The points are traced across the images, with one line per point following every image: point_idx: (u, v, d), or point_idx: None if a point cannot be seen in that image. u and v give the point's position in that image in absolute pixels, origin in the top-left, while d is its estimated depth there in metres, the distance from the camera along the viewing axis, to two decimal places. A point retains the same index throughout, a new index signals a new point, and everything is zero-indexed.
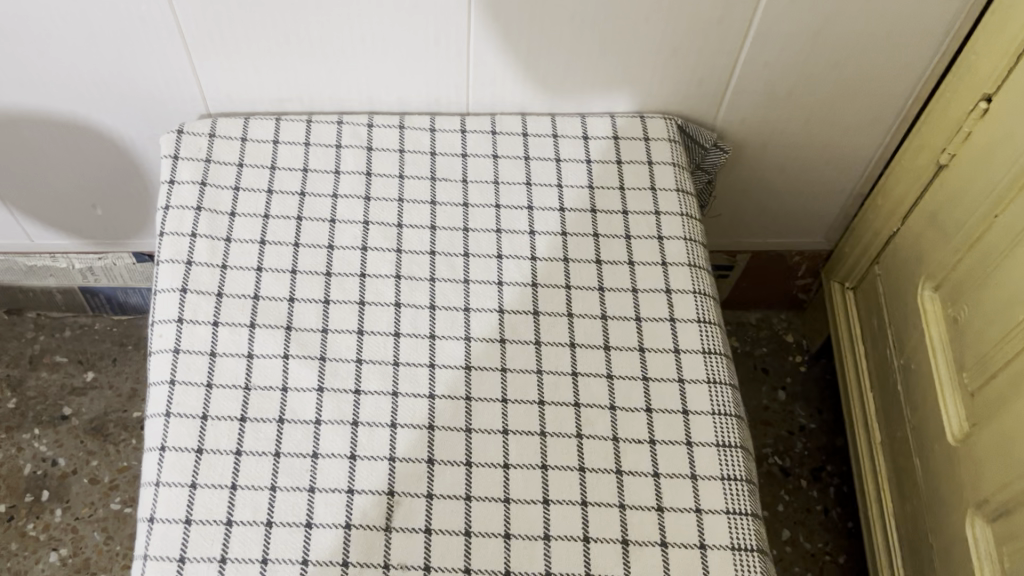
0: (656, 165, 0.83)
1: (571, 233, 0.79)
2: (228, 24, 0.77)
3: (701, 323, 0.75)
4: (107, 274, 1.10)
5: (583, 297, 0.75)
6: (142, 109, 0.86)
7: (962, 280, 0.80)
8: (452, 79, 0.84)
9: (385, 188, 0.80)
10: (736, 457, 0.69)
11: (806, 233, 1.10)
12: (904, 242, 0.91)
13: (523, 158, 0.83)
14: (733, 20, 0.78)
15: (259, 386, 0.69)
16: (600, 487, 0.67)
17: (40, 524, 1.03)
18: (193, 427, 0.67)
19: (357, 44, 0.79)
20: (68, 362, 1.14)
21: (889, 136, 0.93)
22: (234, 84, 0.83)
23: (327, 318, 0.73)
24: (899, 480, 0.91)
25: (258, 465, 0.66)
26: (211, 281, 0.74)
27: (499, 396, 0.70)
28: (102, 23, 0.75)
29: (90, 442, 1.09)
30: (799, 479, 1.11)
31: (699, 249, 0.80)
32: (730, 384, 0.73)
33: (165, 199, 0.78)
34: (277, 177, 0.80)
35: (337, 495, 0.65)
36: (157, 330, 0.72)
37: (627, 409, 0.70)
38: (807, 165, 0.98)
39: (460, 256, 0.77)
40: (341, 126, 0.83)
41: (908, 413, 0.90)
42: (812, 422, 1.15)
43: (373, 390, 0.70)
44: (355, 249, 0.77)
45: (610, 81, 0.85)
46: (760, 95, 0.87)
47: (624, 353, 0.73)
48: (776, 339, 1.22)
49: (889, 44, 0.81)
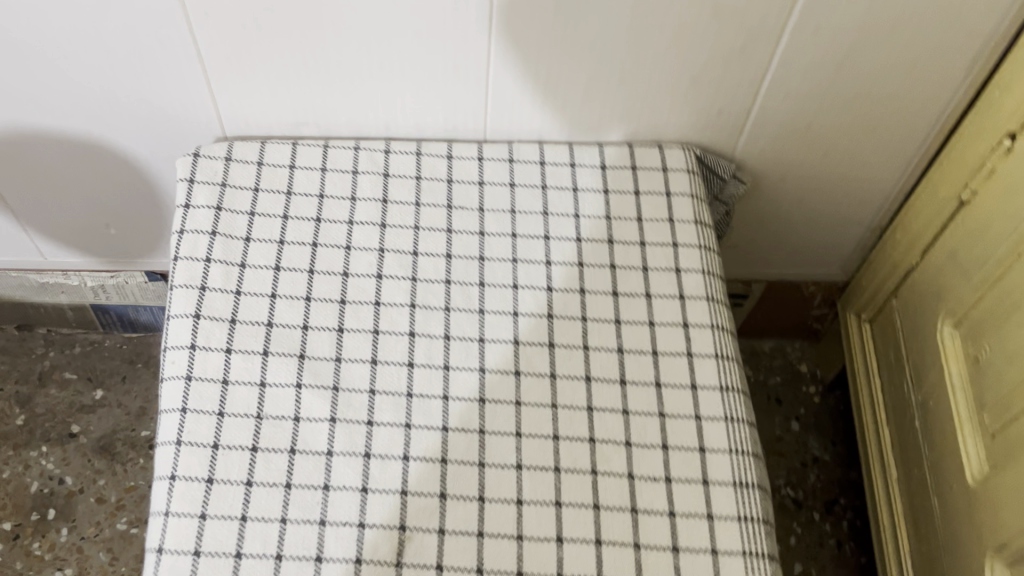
0: (674, 196, 0.83)
1: (587, 264, 0.78)
2: (246, 48, 0.76)
3: (719, 359, 0.74)
4: (119, 292, 1.10)
5: (599, 330, 0.75)
6: (158, 131, 0.86)
7: (983, 318, 0.79)
8: (470, 107, 0.83)
9: (401, 215, 0.80)
10: (753, 497, 0.68)
11: (823, 264, 1.09)
12: (923, 277, 0.90)
13: (540, 188, 0.82)
14: (756, 51, 0.77)
15: (270, 416, 0.69)
16: (615, 526, 0.66)
17: (45, 543, 1.02)
18: (204, 456, 0.67)
19: (376, 70, 0.79)
20: (77, 380, 1.13)
21: (910, 169, 0.92)
22: (251, 109, 0.83)
23: (341, 347, 0.72)
24: (916, 519, 0.90)
25: (268, 496, 0.66)
26: (225, 307, 0.73)
27: (513, 429, 0.69)
28: (122, 47, 0.75)
29: (98, 461, 1.08)
30: (812, 512, 1.09)
31: (717, 283, 0.79)
32: (747, 421, 0.72)
33: (180, 223, 0.77)
34: (292, 203, 0.79)
35: (348, 529, 0.64)
36: (169, 357, 0.71)
37: (643, 446, 0.69)
38: (826, 197, 0.97)
39: (475, 285, 0.76)
40: (357, 152, 0.83)
41: (926, 451, 0.88)
42: (826, 454, 1.14)
43: (385, 422, 0.69)
44: (370, 277, 0.76)
45: (628, 109, 0.84)
46: (780, 127, 0.87)
47: (641, 388, 0.72)
48: (789, 368, 1.21)
49: (911, 78, 0.81)
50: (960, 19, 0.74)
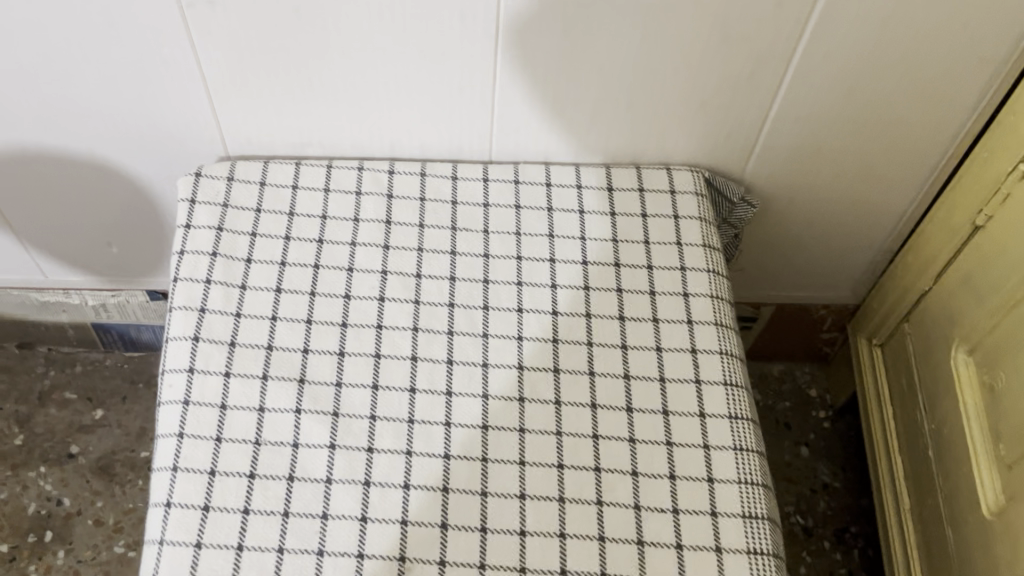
0: (682, 219, 0.81)
1: (593, 288, 0.77)
2: (250, 68, 0.76)
3: (728, 387, 0.72)
4: (121, 311, 1.09)
5: (605, 356, 0.73)
6: (160, 150, 0.85)
7: (999, 346, 0.78)
8: (476, 127, 0.82)
9: (405, 237, 0.78)
10: (763, 530, 0.66)
11: (833, 287, 1.07)
12: (936, 303, 0.88)
13: (546, 210, 0.81)
14: (765, 74, 0.76)
15: (269, 442, 0.67)
16: (621, 559, 0.64)
17: (42, 565, 1.01)
18: (200, 483, 0.65)
19: (381, 90, 0.78)
20: (77, 399, 1.12)
21: (922, 192, 0.90)
22: (254, 128, 0.82)
23: (342, 372, 0.71)
24: (929, 550, 0.88)
25: (265, 525, 0.64)
26: (225, 330, 0.72)
27: (517, 457, 0.68)
28: (125, 66, 0.75)
29: (96, 482, 1.07)
30: (821, 540, 1.07)
31: (725, 308, 0.77)
32: (756, 451, 0.70)
33: (180, 243, 0.76)
34: (295, 224, 0.78)
35: (347, 560, 0.63)
36: (167, 380, 0.70)
37: (650, 476, 0.68)
38: (836, 220, 0.95)
39: (479, 309, 0.75)
40: (361, 172, 0.82)
41: (940, 481, 0.86)
42: (837, 480, 1.12)
43: (386, 449, 0.67)
44: (372, 300, 0.75)
45: (636, 131, 0.83)
46: (790, 150, 0.85)
47: (648, 416, 0.70)
48: (798, 392, 1.19)
49: (923, 102, 0.79)
50: (974, 43, 0.73)
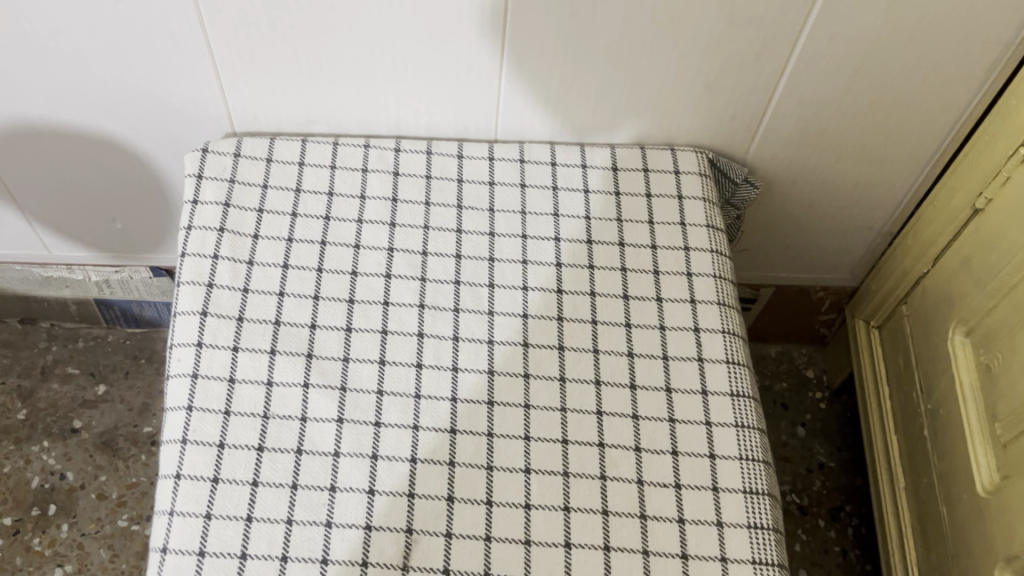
0: (686, 200, 0.82)
1: (597, 266, 0.77)
2: (258, 44, 0.76)
3: (730, 365, 0.73)
4: (124, 286, 1.10)
5: (610, 334, 0.74)
6: (166, 126, 0.85)
7: (995, 326, 0.79)
8: (482, 106, 0.83)
9: (410, 215, 0.79)
10: (763, 505, 0.68)
11: (831, 270, 1.08)
12: (936, 284, 0.89)
13: (551, 189, 0.82)
14: (771, 57, 0.77)
15: (277, 415, 0.68)
16: (625, 532, 0.65)
17: (46, 539, 1.01)
18: (209, 455, 0.66)
19: (388, 68, 0.78)
20: (80, 375, 1.13)
21: (921, 177, 0.91)
22: (261, 105, 0.82)
23: (349, 347, 0.72)
24: (924, 528, 0.89)
25: (274, 497, 0.65)
26: (232, 305, 0.72)
27: (522, 433, 0.69)
28: (131, 40, 0.75)
29: (99, 457, 1.07)
30: (817, 518, 1.09)
31: (728, 287, 0.78)
32: (757, 429, 0.71)
33: (187, 219, 0.76)
34: (301, 200, 0.79)
35: (354, 532, 0.64)
36: (175, 354, 0.70)
37: (652, 452, 0.69)
38: (837, 204, 0.96)
39: (485, 286, 0.76)
40: (367, 150, 0.82)
41: (935, 460, 0.88)
42: (832, 460, 1.13)
43: (393, 424, 0.68)
44: (379, 276, 0.75)
45: (642, 113, 0.84)
46: (794, 133, 0.86)
47: (650, 393, 0.71)
48: (796, 373, 1.21)
49: (927, 86, 0.80)
50: (977, 29, 0.74)
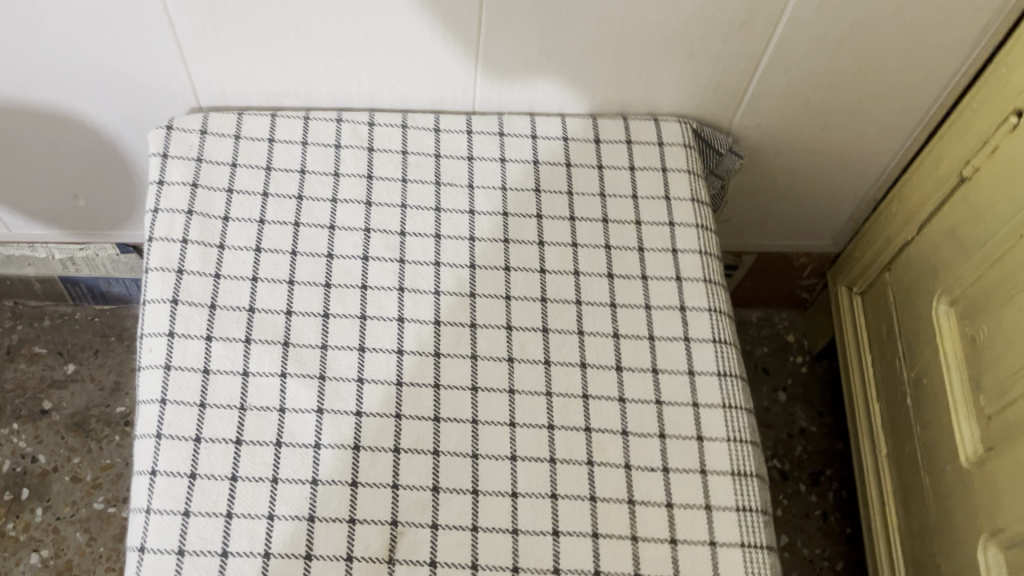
0: (671, 172, 0.80)
1: (581, 244, 0.75)
2: (222, 17, 0.72)
3: (717, 345, 0.72)
4: (90, 264, 1.06)
5: (594, 314, 0.72)
6: (130, 101, 0.81)
7: (982, 297, 0.78)
8: (458, 75, 0.79)
9: (387, 192, 0.76)
10: (750, 485, 0.68)
11: (815, 236, 1.07)
12: (920, 253, 0.88)
13: (532, 163, 0.79)
14: (759, 23, 0.74)
15: (254, 407, 0.66)
16: (613, 518, 0.65)
17: (20, 523, 1.00)
18: (186, 450, 0.64)
19: (359, 40, 0.75)
20: (48, 354, 1.10)
21: (908, 143, 0.89)
22: (226, 78, 0.78)
23: (327, 333, 0.69)
24: (905, 496, 0.90)
25: (254, 491, 0.63)
26: (203, 291, 0.70)
27: (507, 419, 0.67)
28: (87, 12, 0.70)
29: (72, 438, 1.05)
30: (798, 483, 1.09)
31: (714, 263, 0.77)
32: (745, 408, 0.71)
33: (153, 201, 0.73)
34: (273, 178, 0.76)
35: (339, 525, 0.62)
36: (146, 344, 0.68)
37: (639, 435, 0.68)
38: (823, 171, 0.94)
39: (466, 267, 0.74)
40: (339, 124, 0.79)
41: (918, 430, 0.88)
42: (812, 425, 1.14)
43: (375, 413, 0.66)
44: (356, 259, 0.73)
45: (625, 82, 0.81)
46: (779, 101, 0.84)
47: (637, 374, 0.70)
48: (777, 338, 1.20)
49: (914, 52, 0.78)
50: None
